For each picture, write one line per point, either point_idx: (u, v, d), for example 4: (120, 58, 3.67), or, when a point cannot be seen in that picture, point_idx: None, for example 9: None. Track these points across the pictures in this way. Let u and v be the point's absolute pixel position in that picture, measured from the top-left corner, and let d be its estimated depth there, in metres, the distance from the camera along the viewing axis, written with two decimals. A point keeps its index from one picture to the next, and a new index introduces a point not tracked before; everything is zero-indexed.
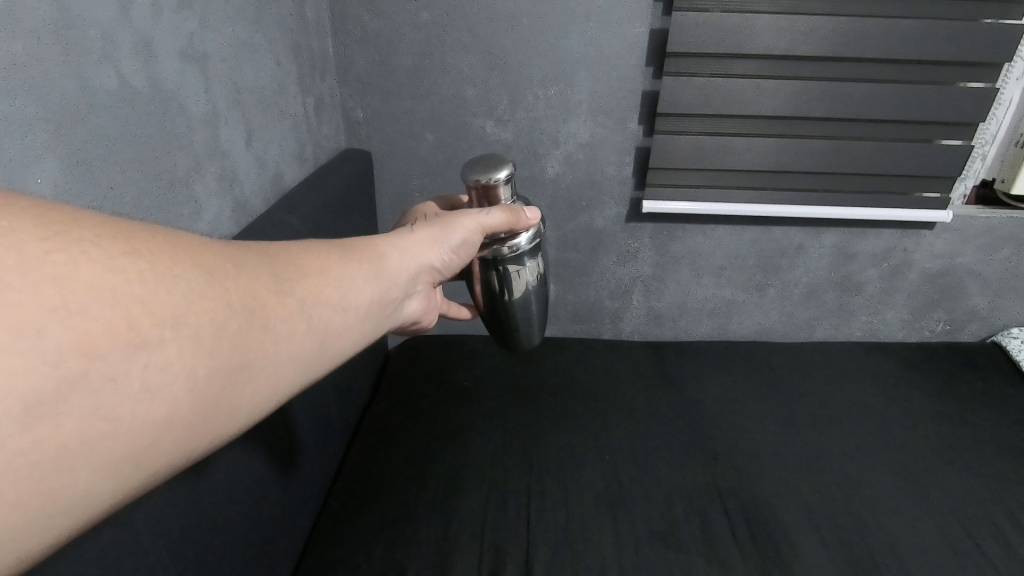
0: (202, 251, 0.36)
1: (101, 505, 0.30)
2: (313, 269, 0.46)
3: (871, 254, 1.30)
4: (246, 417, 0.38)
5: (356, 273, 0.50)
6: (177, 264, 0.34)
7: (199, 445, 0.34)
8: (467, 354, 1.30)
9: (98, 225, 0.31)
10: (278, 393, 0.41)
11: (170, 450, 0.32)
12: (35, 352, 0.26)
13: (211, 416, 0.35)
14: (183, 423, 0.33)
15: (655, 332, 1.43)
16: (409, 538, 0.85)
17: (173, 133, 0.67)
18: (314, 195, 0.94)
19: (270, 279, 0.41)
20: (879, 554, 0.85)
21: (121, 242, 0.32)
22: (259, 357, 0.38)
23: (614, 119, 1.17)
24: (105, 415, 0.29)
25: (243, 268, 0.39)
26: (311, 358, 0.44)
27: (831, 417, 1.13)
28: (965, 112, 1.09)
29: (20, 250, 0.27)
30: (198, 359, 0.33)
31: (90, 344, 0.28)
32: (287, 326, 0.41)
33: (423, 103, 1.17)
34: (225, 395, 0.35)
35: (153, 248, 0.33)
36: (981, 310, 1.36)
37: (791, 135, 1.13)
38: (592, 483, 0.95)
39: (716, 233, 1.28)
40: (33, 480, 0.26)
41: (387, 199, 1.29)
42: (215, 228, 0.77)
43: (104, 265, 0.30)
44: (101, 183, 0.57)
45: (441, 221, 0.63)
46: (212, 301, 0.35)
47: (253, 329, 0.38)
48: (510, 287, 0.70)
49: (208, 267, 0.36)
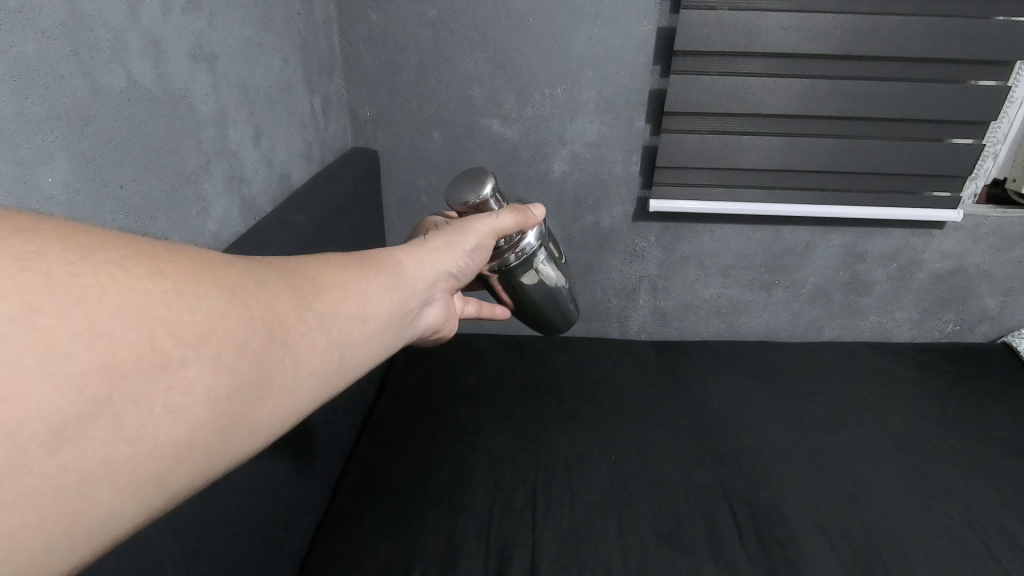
0: (222, 270, 0.37)
1: (124, 528, 0.30)
2: (332, 282, 0.46)
3: (881, 253, 1.29)
4: (267, 433, 0.38)
5: (373, 283, 0.51)
6: (199, 283, 0.34)
7: (219, 463, 0.34)
8: (474, 354, 1.30)
9: (121, 246, 0.32)
10: (299, 408, 0.40)
11: (191, 470, 0.32)
12: (62, 376, 0.26)
13: (232, 434, 0.35)
14: (204, 442, 0.33)
15: (662, 332, 1.43)
16: (416, 538, 0.85)
17: (182, 133, 0.68)
18: (321, 194, 0.95)
19: (290, 295, 0.41)
20: (887, 556, 0.84)
21: (145, 263, 0.32)
22: (278, 373, 0.38)
23: (622, 118, 1.16)
24: (128, 437, 0.29)
25: (264, 284, 0.39)
26: (331, 371, 0.44)
27: (839, 417, 1.12)
28: (976, 110, 1.08)
29: (48, 273, 0.28)
30: (219, 379, 0.34)
31: (115, 366, 0.28)
32: (307, 341, 0.41)
33: (430, 102, 1.17)
34: (246, 413, 0.36)
35: (175, 268, 0.34)
36: (991, 310, 1.35)
37: (800, 135, 1.12)
38: (599, 483, 0.95)
39: (724, 233, 1.28)
40: (58, 504, 0.27)
41: (395, 198, 1.29)
42: (223, 227, 0.77)
43: (128, 287, 0.30)
44: (111, 181, 0.58)
45: (453, 228, 0.64)
46: (232, 319, 0.35)
47: (273, 345, 0.38)
48: (527, 287, 0.73)
49: (229, 286, 0.36)
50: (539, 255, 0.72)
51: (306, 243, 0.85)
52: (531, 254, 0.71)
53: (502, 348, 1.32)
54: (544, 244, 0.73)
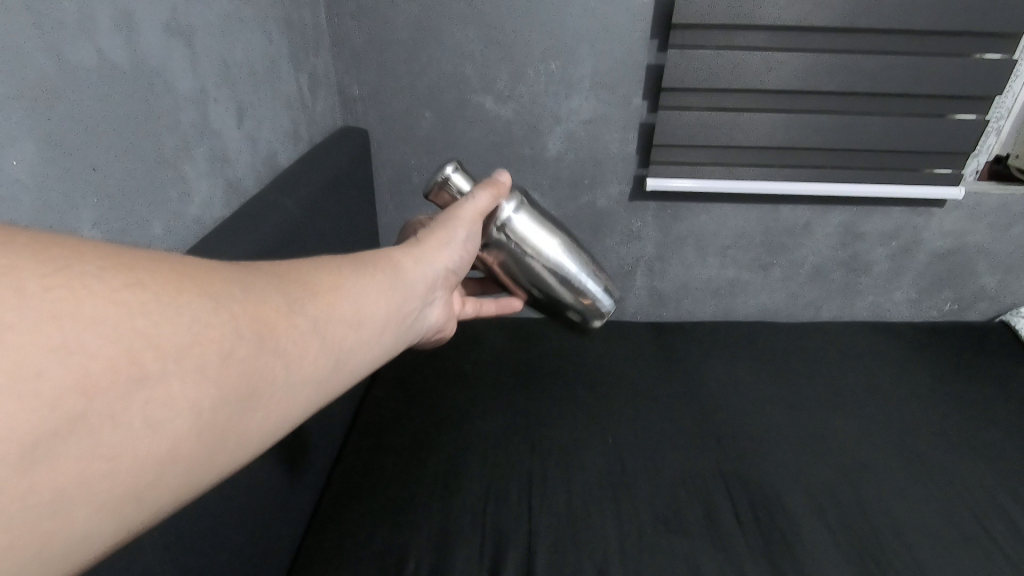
0: (208, 276, 0.35)
1: (102, 547, 0.28)
2: (325, 285, 0.44)
3: (880, 232, 1.27)
4: (256, 443, 0.36)
5: (368, 282, 0.49)
6: (182, 292, 0.32)
7: (206, 476, 0.33)
8: (468, 338, 1.28)
9: (97, 255, 0.30)
10: (290, 417, 0.39)
11: (175, 485, 0.31)
12: (32, 395, 0.25)
13: (218, 446, 0.33)
14: (187, 457, 0.31)
15: (659, 313, 1.41)
16: (410, 525, 0.84)
17: (159, 113, 0.65)
18: (309, 176, 0.92)
19: (280, 300, 0.39)
20: (885, 537, 0.84)
21: (123, 272, 0.30)
22: (269, 382, 0.36)
23: (618, 95, 1.13)
24: (105, 454, 0.27)
25: (252, 291, 0.37)
26: (325, 378, 0.42)
27: (835, 397, 1.12)
28: (981, 84, 1.05)
29: (19, 286, 0.26)
30: (203, 390, 0.32)
31: (90, 383, 0.27)
32: (299, 347, 0.39)
33: (421, 78, 1.14)
34: (233, 424, 0.34)
35: (157, 278, 0.32)
36: (990, 288, 1.34)
37: (800, 111, 1.09)
38: (595, 466, 0.95)
39: (722, 212, 1.25)
40: (28, 526, 0.25)
41: (386, 178, 1.26)
42: (206, 211, 0.75)
43: (105, 299, 0.28)
44: (83, 164, 0.55)
45: (444, 220, 0.62)
46: (218, 329, 0.33)
47: (263, 353, 0.36)
48: (526, 267, 0.70)
49: (215, 293, 0.34)
50: (526, 228, 0.68)
51: (294, 227, 0.82)
52: (516, 229, 0.68)
53: (497, 332, 1.31)
54: (529, 214, 0.69)
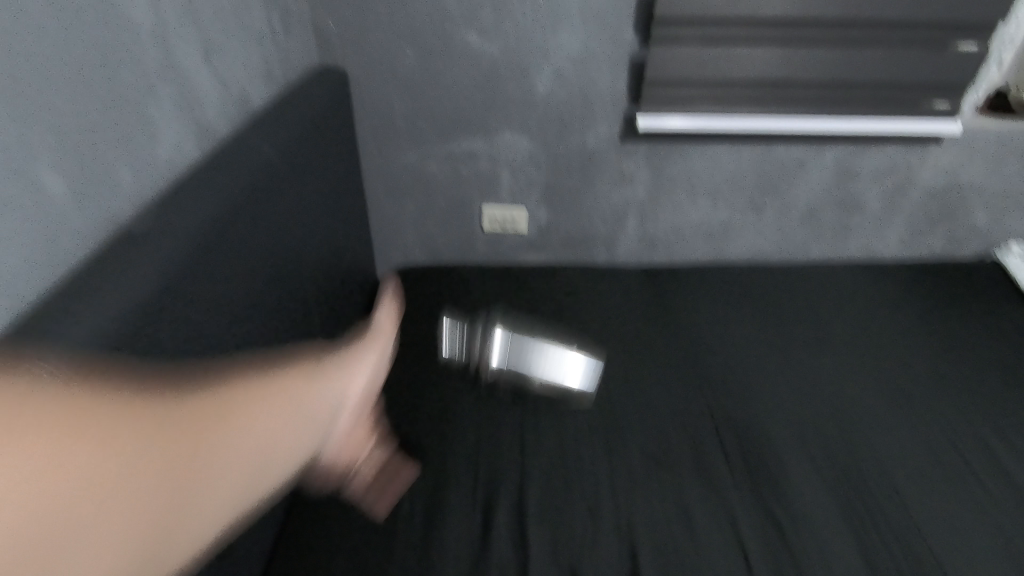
0: (136, 384, 0.37)
1: None
2: (265, 364, 0.45)
3: (874, 170, 1.25)
4: (219, 505, 0.35)
5: (320, 465, 0.48)
6: (106, 386, 0.34)
7: (163, 545, 0.32)
8: (458, 285, 1.27)
9: (24, 383, 0.32)
10: (259, 484, 0.38)
11: (127, 539, 0.30)
12: None
13: (171, 498, 0.32)
14: (133, 506, 0.31)
15: (650, 258, 1.40)
16: (404, 469, 0.86)
17: (117, 52, 0.60)
18: (285, 119, 0.88)
19: (215, 380, 0.40)
20: (868, 473, 0.86)
21: (46, 382, 0.32)
22: (221, 434, 0.36)
23: (609, 28, 1.08)
24: (41, 498, 0.28)
25: (184, 381, 0.39)
26: (297, 426, 0.41)
27: (824, 338, 1.12)
28: (984, 11, 1.01)
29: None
30: (144, 440, 0.32)
31: (10, 436, 0.27)
32: (247, 397, 0.39)
33: (400, 13, 1.07)
34: (184, 472, 0.33)
35: (82, 386, 0.34)
36: (981, 226, 1.34)
37: (798, 44, 1.05)
38: (586, 407, 0.96)
39: (715, 152, 1.22)
40: None
41: (369, 124, 1.20)
42: (177, 156, 0.71)
43: (23, 396, 0.30)
44: (41, 110, 0.51)
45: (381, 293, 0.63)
46: (144, 395, 0.34)
47: (207, 410, 0.36)
48: None
49: (142, 385, 0.36)
50: None
51: (270, 172, 0.79)
52: None
53: (487, 278, 1.30)
54: None
